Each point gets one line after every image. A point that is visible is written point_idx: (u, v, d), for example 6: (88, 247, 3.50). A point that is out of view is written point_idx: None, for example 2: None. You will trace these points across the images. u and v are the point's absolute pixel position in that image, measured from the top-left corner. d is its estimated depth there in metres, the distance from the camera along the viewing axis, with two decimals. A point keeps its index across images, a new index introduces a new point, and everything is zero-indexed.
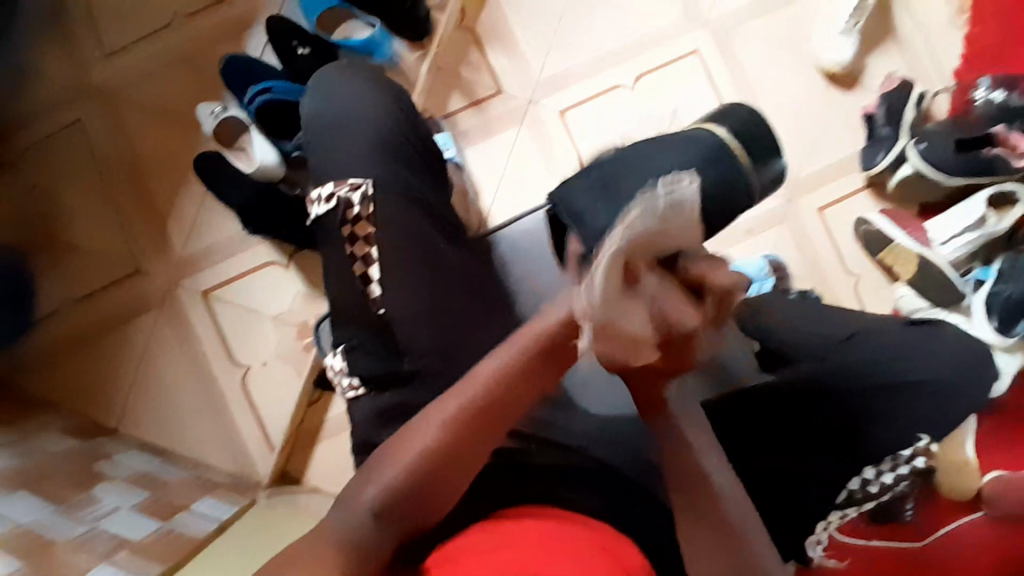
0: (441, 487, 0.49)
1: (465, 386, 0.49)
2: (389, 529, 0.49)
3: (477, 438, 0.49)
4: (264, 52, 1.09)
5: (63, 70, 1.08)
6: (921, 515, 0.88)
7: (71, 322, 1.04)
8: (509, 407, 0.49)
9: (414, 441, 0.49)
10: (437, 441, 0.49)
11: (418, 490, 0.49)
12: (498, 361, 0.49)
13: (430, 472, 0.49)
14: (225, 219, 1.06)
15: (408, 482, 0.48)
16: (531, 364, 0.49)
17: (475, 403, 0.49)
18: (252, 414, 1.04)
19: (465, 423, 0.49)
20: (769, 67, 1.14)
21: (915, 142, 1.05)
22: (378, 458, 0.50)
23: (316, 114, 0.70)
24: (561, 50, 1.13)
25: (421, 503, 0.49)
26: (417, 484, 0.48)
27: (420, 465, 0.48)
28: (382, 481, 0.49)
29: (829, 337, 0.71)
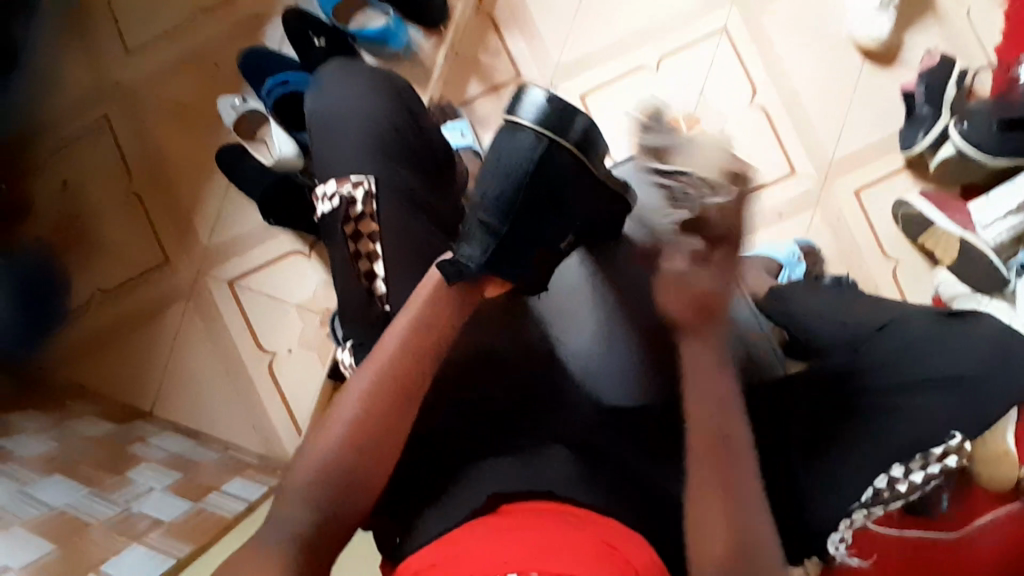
0: (364, 456, 0.53)
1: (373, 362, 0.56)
2: (332, 508, 0.52)
3: (390, 406, 0.54)
4: (283, 43, 1.09)
5: (91, 67, 1.11)
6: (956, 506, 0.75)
7: (106, 310, 1.09)
8: (415, 379, 0.55)
9: (337, 416, 0.54)
10: (352, 415, 0.54)
11: (347, 459, 0.53)
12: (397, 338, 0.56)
13: (354, 440, 0.53)
14: (249, 210, 1.08)
15: (342, 441, 0.53)
16: (423, 339, 0.56)
17: (388, 356, 0.56)
18: (279, 398, 1.07)
19: (375, 393, 0.54)
20: (799, 44, 1.09)
21: (956, 121, 0.99)
22: (307, 445, 0.54)
23: (321, 109, 0.71)
24: (580, 32, 1.10)
25: (350, 473, 0.53)
26: (344, 459, 0.53)
27: (344, 441, 0.53)
28: (316, 456, 0.53)
29: (857, 330, 0.71)
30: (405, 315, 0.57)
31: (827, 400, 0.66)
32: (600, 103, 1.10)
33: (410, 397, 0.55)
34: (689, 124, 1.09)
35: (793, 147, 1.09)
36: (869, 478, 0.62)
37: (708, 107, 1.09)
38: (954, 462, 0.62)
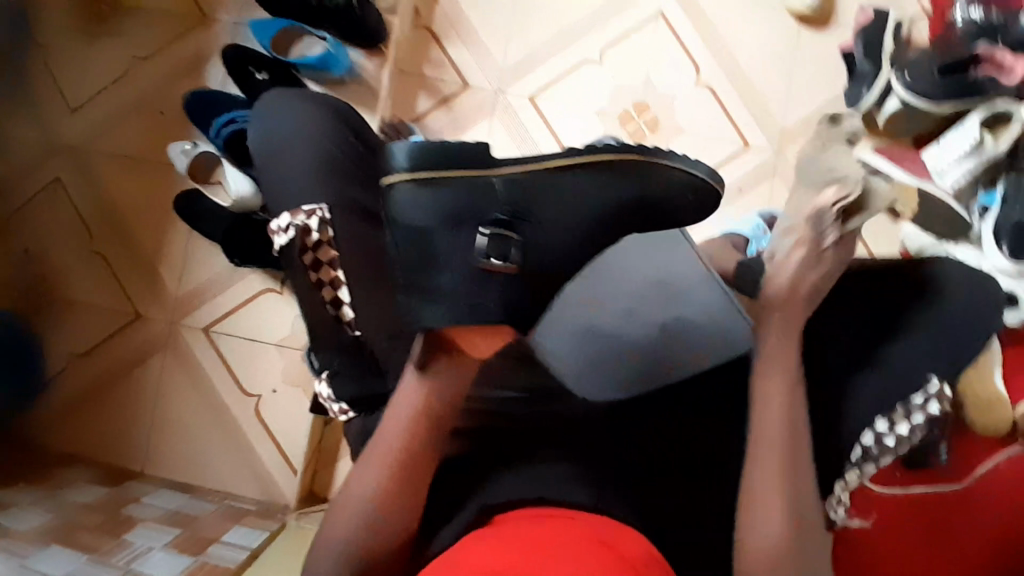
0: (384, 537, 0.55)
1: (385, 435, 0.57)
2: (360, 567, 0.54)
3: (399, 487, 0.55)
4: (226, 83, 1.09)
5: (36, 132, 1.10)
6: (959, 453, 0.69)
7: (82, 375, 1.07)
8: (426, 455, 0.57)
9: (354, 497, 0.56)
10: (374, 479, 0.55)
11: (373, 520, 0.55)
12: (405, 409, 0.57)
13: (379, 504, 0.55)
14: (212, 255, 1.07)
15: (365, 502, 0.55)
16: (426, 423, 0.57)
17: (398, 426, 0.57)
18: (270, 440, 1.05)
19: (384, 480, 0.55)
20: (736, 18, 1.11)
21: (897, 73, 1.01)
22: (338, 508, 0.56)
23: (264, 143, 0.71)
24: (522, 35, 1.11)
25: (367, 552, 0.54)
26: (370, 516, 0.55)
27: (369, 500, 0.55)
28: (338, 537, 0.55)
29: (824, 289, 0.71)
30: (401, 403, 0.57)
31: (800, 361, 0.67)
32: (550, 101, 1.10)
33: (416, 478, 0.56)
34: (639, 111, 1.10)
35: (745, 119, 1.10)
36: (855, 434, 0.64)
37: (656, 91, 1.10)
38: (937, 408, 0.62)
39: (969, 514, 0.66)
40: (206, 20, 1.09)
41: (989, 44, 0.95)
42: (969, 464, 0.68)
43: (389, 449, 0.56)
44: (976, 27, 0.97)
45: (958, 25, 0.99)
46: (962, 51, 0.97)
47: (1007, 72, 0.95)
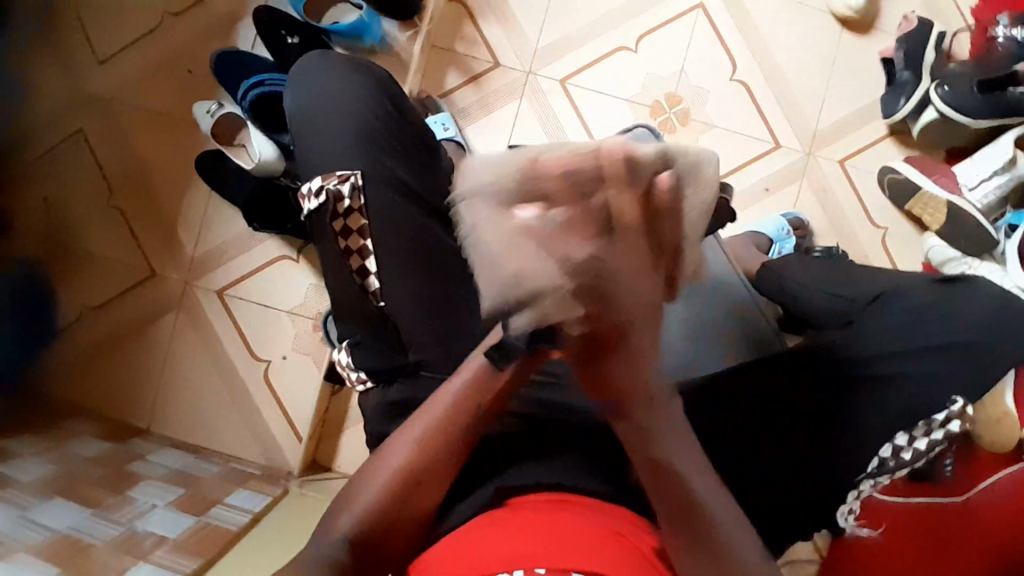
0: (409, 509, 0.53)
1: (430, 410, 0.55)
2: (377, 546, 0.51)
3: (435, 460, 0.54)
4: (255, 44, 1.07)
5: (61, 80, 1.09)
6: (963, 469, 0.79)
7: (94, 328, 1.07)
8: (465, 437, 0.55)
9: (386, 464, 0.54)
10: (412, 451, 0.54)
11: (400, 494, 0.53)
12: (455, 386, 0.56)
13: (410, 479, 0.53)
14: (231, 218, 1.06)
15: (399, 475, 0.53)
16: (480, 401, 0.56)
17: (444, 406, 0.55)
18: (277, 407, 1.06)
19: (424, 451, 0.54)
20: (776, 16, 1.09)
21: (937, 85, 0.99)
22: (365, 476, 0.54)
23: (300, 108, 0.71)
24: (558, 16, 1.09)
25: (390, 522, 0.52)
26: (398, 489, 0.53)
27: (402, 472, 0.53)
28: (360, 504, 0.52)
29: (852, 299, 0.70)
30: (454, 380, 0.56)
31: (825, 366, 0.65)
32: (581, 87, 1.09)
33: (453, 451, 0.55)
34: (672, 103, 1.09)
35: (778, 120, 1.08)
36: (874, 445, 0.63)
37: (691, 84, 1.09)
38: (957, 427, 0.63)
39: (975, 528, 0.76)
40: None
41: None
42: (974, 476, 0.78)
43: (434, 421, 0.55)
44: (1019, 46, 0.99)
45: (995, 42, 1.02)
46: (1000, 69, 0.99)
47: None
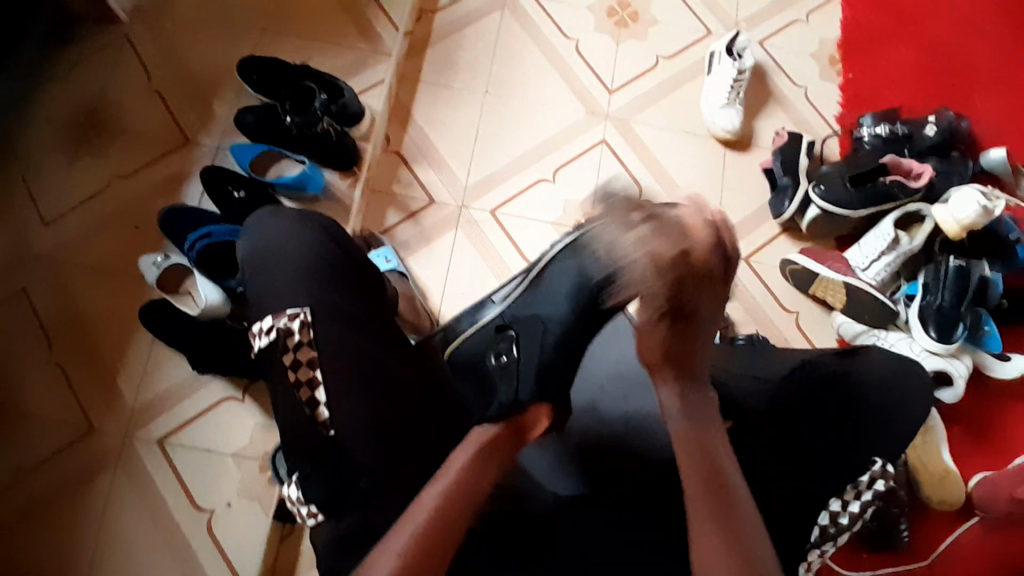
0: None
1: (414, 515, 0.59)
2: None
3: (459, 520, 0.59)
4: (203, 200, 1.16)
5: (7, 243, 1.12)
6: (924, 540, 1.03)
7: (24, 493, 1.00)
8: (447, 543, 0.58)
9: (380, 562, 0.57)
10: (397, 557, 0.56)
11: None
12: (435, 491, 0.60)
13: None
14: (176, 364, 1.07)
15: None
16: (484, 463, 0.64)
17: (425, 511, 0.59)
18: (221, 563, 0.99)
19: (432, 516, 0.58)
20: (670, 143, 1.27)
21: (815, 186, 1.16)
22: None
23: (252, 251, 0.76)
24: (484, 156, 1.23)
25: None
26: None
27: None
28: None
29: (768, 378, 0.81)
30: (441, 477, 0.62)
31: (755, 465, 0.75)
32: (509, 215, 1.20)
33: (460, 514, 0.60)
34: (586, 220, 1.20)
35: None
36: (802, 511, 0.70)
37: None
38: (882, 485, 0.76)
39: None
40: (190, 143, 1.19)
41: (892, 155, 1.17)
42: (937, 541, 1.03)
43: (445, 488, 0.61)
44: (883, 141, 1.21)
45: (862, 141, 1.22)
46: (872, 161, 1.18)
47: (917, 175, 1.14)
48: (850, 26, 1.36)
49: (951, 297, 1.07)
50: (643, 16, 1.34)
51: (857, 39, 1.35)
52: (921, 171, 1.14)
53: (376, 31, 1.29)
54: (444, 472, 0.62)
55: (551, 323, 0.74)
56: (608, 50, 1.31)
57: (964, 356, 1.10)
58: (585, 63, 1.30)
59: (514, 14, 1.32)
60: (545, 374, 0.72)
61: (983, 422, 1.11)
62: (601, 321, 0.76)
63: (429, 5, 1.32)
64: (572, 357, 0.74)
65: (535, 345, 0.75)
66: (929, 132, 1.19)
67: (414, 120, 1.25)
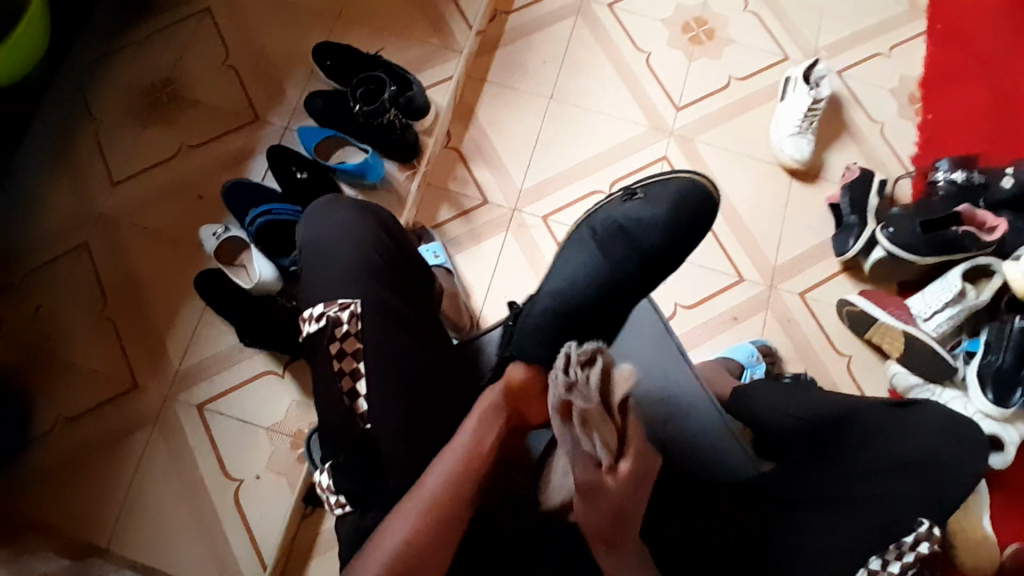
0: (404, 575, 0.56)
1: (424, 488, 0.60)
2: None
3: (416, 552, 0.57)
4: (265, 176, 1.19)
5: (79, 199, 1.17)
6: None
7: (67, 440, 1.04)
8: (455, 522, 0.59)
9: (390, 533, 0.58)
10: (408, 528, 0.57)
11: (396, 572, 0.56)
12: (448, 467, 0.61)
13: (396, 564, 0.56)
14: (222, 333, 1.09)
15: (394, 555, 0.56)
16: (472, 479, 0.60)
17: (436, 487, 0.59)
18: (245, 532, 1.01)
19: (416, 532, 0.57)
20: (734, 167, 1.24)
21: (883, 227, 1.11)
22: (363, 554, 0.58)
23: (311, 238, 0.77)
24: (541, 160, 1.23)
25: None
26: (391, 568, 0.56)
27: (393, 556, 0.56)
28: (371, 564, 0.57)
29: (816, 420, 0.78)
30: (449, 454, 0.62)
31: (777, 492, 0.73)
32: (560, 223, 1.19)
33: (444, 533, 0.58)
34: None
35: (740, 256, 1.18)
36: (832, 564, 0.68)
37: None
38: (927, 549, 0.67)
39: None
40: (257, 121, 1.21)
41: (969, 205, 1.10)
42: None
43: (455, 463, 0.61)
44: (957, 188, 1.15)
45: (936, 186, 1.17)
46: (943, 209, 1.12)
47: (991, 229, 1.08)
48: (937, 64, 1.30)
49: (1013, 358, 1.01)
50: (720, 34, 1.31)
51: (943, 78, 1.29)
52: (996, 225, 1.08)
53: (449, 26, 1.30)
54: (453, 449, 0.62)
55: (549, 290, 0.77)
56: (679, 66, 1.29)
57: (1020, 424, 1.04)
58: (654, 77, 1.28)
59: (587, 21, 1.31)
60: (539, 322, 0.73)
61: None
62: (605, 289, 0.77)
63: (504, 5, 1.32)
64: (569, 315, 0.74)
65: (529, 322, 0.74)
66: (1004, 184, 1.12)
67: (476, 119, 1.25)
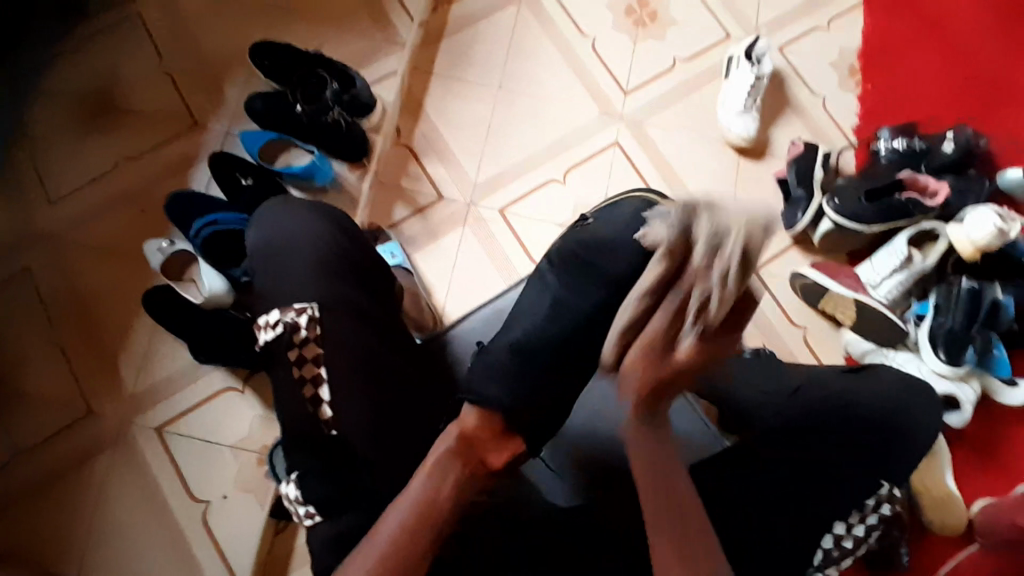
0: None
1: (396, 507, 0.60)
2: None
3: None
4: (210, 185, 1.15)
5: (11, 222, 1.11)
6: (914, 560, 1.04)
7: (22, 473, 1.00)
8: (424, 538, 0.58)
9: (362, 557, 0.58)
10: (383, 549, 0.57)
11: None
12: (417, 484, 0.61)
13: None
14: (179, 350, 1.06)
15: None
16: (442, 499, 0.60)
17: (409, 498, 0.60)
18: (216, 551, 0.99)
19: (393, 551, 0.57)
20: (684, 148, 1.25)
21: (829, 199, 1.15)
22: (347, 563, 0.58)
23: (264, 246, 0.75)
24: (493, 151, 1.22)
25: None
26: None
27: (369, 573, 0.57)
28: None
29: (777, 392, 0.81)
30: (423, 471, 0.62)
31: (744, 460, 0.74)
32: (518, 214, 1.19)
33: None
34: None
35: None
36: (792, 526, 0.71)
37: None
38: (888, 510, 0.74)
39: None
40: (199, 128, 1.17)
41: (909, 171, 1.15)
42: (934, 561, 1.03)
43: (426, 479, 0.61)
44: (900, 155, 1.19)
45: (880, 156, 1.20)
46: (887, 176, 1.16)
47: (933, 194, 1.12)
48: (872, 36, 1.34)
49: (961, 319, 1.06)
50: (663, 16, 1.32)
51: (879, 48, 1.33)
52: (938, 188, 1.12)
53: (391, 21, 1.27)
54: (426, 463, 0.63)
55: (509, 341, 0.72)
56: (625, 50, 1.29)
57: (971, 379, 1.09)
58: (601, 62, 1.28)
59: (532, 9, 1.30)
60: (501, 374, 0.69)
61: (986, 445, 1.10)
62: (573, 330, 0.71)
63: None
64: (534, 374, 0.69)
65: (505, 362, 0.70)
66: (945, 148, 1.17)
67: (426, 113, 1.23)
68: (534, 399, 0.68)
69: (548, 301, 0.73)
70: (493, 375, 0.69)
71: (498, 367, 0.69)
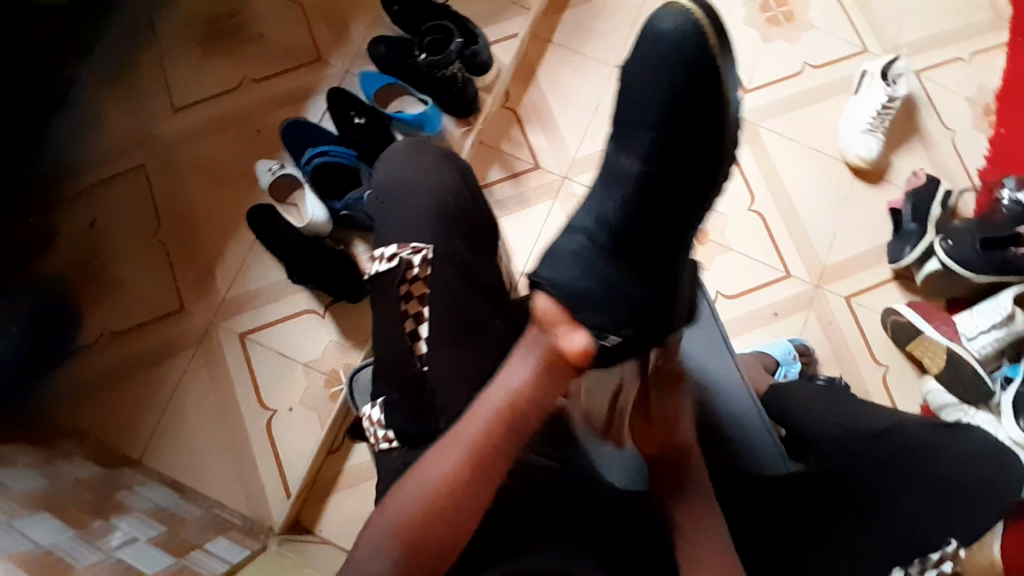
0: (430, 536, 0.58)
1: (451, 444, 0.59)
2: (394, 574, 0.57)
3: (460, 495, 0.58)
4: (323, 117, 1.19)
5: (141, 121, 1.19)
6: None
7: (115, 352, 1.09)
8: (479, 481, 0.58)
9: (409, 494, 0.59)
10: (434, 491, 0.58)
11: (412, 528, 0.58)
12: (473, 429, 0.58)
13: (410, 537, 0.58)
14: (271, 268, 1.12)
15: (407, 521, 0.58)
16: (502, 433, 0.58)
17: (467, 439, 0.58)
18: (273, 458, 1.05)
19: (446, 492, 0.58)
20: (796, 159, 1.20)
21: (941, 238, 1.08)
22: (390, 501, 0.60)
23: (389, 181, 0.77)
24: (596, 130, 1.21)
25: (418, 540, 0.58)
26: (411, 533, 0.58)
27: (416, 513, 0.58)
28: (385, 522, 0.59)
29: (858, 431, 0.76)
30: (485, 402, 0.58)
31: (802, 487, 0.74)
32: None
33: (483, 478, 0.59)
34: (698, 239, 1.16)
35: (789, 251, 1.16)
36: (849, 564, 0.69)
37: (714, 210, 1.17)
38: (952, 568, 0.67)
39: None
40: (321, 61, 1.21)
41: None
42: None
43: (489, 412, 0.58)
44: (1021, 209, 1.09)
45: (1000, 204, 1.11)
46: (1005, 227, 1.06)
47: None
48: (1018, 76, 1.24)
49: None
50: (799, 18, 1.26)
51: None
52: None
53: None
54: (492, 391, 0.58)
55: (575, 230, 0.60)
56: (753, 48, 1.24)
57: None
58: None
59: None
60: (577, 259, 0.58)
61: None
62: (645, 199, 0.59)
63: None
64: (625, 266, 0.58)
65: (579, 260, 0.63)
66: None
67: (536, 82, 1.23)
68: (620, 295, 0.57)
69: (601, 169, 0.62)
70: (573, 261, 0.58)
71: (574, 252, 0.58)
